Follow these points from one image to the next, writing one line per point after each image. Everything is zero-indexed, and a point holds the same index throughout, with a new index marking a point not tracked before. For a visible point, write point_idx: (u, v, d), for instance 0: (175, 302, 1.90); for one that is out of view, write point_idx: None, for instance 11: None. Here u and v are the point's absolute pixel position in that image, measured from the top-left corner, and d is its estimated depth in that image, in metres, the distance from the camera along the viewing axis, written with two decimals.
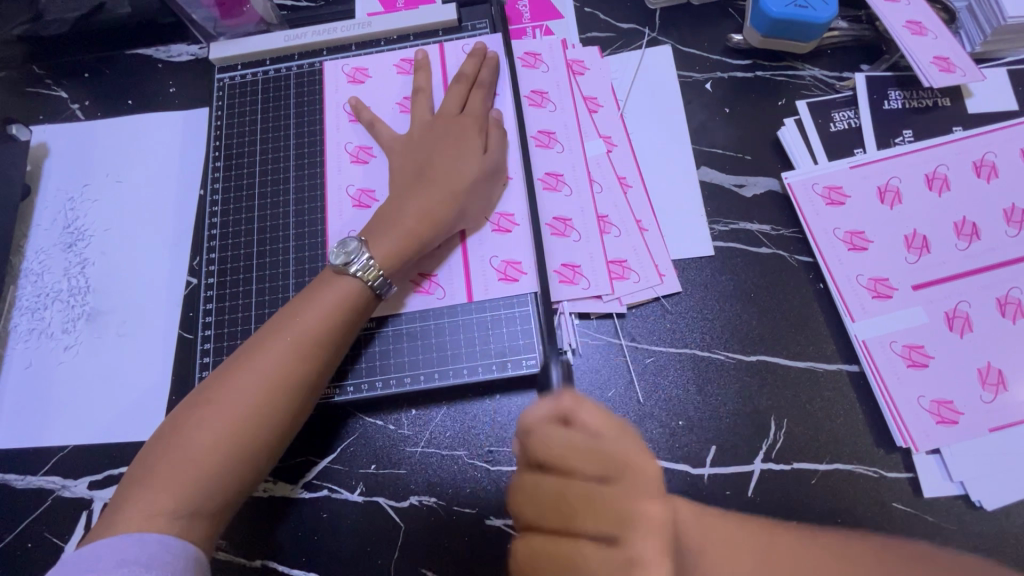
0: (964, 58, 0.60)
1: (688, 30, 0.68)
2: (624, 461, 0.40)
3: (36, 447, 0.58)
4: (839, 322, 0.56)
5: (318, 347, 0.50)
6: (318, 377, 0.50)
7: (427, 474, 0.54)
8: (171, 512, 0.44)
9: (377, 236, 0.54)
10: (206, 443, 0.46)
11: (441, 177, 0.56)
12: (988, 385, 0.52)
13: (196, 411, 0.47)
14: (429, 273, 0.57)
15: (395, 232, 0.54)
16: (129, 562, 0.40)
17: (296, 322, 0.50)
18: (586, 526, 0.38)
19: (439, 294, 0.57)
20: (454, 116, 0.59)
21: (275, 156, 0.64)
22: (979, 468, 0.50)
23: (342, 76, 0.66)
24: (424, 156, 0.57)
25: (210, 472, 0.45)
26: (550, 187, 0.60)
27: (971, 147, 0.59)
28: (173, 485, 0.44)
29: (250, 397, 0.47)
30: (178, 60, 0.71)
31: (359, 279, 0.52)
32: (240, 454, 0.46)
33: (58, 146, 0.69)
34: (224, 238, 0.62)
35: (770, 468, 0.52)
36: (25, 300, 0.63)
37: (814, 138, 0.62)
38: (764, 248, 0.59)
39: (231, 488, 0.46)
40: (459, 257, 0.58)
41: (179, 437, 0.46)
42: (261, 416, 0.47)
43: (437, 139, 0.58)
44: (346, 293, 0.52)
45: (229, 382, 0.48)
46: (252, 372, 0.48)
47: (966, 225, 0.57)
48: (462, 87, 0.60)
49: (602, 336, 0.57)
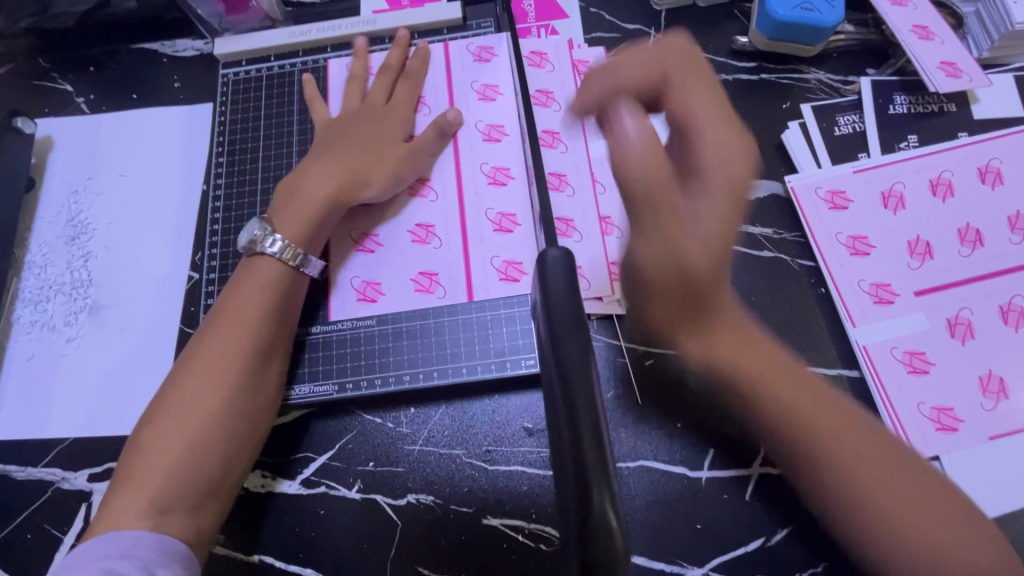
0: (970, 63, 0.60)
1: (694, 32, 0.68)
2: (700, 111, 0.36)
3: (37, 438, 0.58)
4: (840, 327, 0.56)
5: (251, 326, 0.51)
6: (266, 354, 0.51)
7: (424, 471, 0.54)
8: (139, 510, 0.44)
9: (285, 213, 0.56)
10: (164, 441, 0.46)
11: (351, 154, 0.58)
12: (988, 392, 0.52)
13: (155, 413, 0.48)
14: (429, 272, 0.58)
15: (297, 206, 0.56)
16: (105, 557, 0.41)
17: (228, 309, 0.52)
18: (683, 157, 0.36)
19: (440, 293, 0.58)
20: (379, 106, 0.62)
21: (278, 152, 0.65)
22: (980, 476, 0.50)
23: (344, 72, 0.66)
24: (339, 133, 0.60)
25: (178, 465, 0.46)
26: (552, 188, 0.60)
27: (975, 154, 0.59)
28: (139, 486, 0.45)
29: (198, 388, 0.48)
30: (183, 55, 0.71)
31: (276, 258, 0.54)
32: (197, 444, 0.47)
33: (62, 139, 0.70)
34: (226, 232, 0.62)
35: (769, 473, 0.52)
36: (29, 292, 0.64)
37: (818, 143, 0.62)
38: (765, 252, 0.58)
39: (197, 481, 0.46)
40: (460, 256, 0.59)
41: (142, 440, 0.47)
42: (212, 404, 0.48)
43: (355, 122, 0.60)
44: (270, 275, 0.53)
45: (179, 381, 0.49)
46: (200, 362, 0.49)
47: (970, 231, 0.57)
48: (388, 77, 0.63)
49: (604, 337, 0.57)
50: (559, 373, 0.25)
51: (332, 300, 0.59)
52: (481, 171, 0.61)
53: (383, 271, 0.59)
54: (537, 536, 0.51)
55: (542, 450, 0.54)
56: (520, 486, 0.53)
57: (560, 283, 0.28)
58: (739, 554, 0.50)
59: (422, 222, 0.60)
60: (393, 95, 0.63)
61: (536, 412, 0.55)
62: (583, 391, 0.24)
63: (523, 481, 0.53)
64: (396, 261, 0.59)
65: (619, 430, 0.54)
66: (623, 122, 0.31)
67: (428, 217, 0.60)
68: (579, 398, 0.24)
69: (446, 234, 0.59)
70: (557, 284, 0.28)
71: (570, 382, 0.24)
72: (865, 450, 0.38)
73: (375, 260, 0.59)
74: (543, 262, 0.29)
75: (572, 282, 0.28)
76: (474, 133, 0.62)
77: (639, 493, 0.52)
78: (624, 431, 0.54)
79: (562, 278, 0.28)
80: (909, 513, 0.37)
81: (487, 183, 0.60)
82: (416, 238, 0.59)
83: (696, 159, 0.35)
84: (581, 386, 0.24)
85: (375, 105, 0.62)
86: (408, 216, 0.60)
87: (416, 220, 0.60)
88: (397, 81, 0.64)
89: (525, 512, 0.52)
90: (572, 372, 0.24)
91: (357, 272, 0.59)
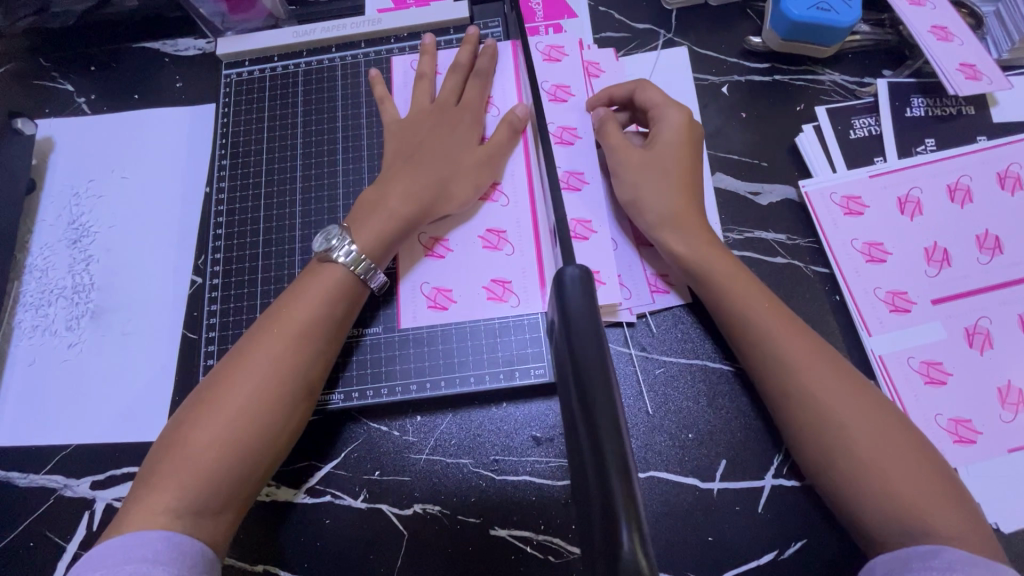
0: (990, 65, 0.58)
1: (706, 32, 0.66)
2: (670, 112, 0.56)
3: (39, 445, 0.57)
4: (856, 336, 0.54)
5: (306, 335, 0.49)
6: (315, 366, 0.50)
7: (431, 481, 0.53)
8: (172, 511, 0.43)
9: (363, 223, 0.53)
10: (205, 442, 0.45)
11: (429, 160, 0.56)
12: (1008, 404, 0.50)
13: (194, 410, 0.46)
14: (502, 281, 0.57)
15: (378, 216, 0.54)
16: (135, 560, 0.40)
17: (284, 312, 0.50)
18: (659, 129, 0.56)
19: (513, 302, 0.56)
20: (451, 107, 0.59)
21: (282, 155, 0.63)
22: (999, 489, 0.49)
23: (411, 72, 0.64)
24: (414, 141, 0.57)
25: (207, 471, 0.44)
26: (571, 187, 0.58)
27: (994, 158, 0.58)
28: (173, 484, 0.43)
29: (246, 391, 0.46)
30: (185, 54, 0.70)
31: (348, 270, 0.51)
32: (239, 452, 0.45)
33: (64, 140, 0.68)
34: (230, 237, 0.61)
35: (781, 484, 0.51)
36: (30, 296, 0.63)
37: (833, 146, 0.60)
38: (778, 258, 0.57)
39: (233, 488, 0.45)
40: (532, 263, 0.57)
41: (178, 436, 0.45)
42: (258, 412, 0.46)
43: (407, 131, 0.58)
44: (331, 283, 0.51)
45: (227, 379, 0.47)
46: (246, 367, 0.47)
47: (988, 238, 0.55)
48: (458, 77, 0.61)
49: (613, 345, 0.56)
50: (580, 395, 0.25)
51: (402, 308, 0.57)
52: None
53: (454, 277, 0.57)
54: (547, 548, 0.50)
55: (551, 460, 0.53)
56: (528, 496, 0.52)
57: (581, 314, 0.27)
58: (752, 567, 0.49)
59: (493, 227, 0.58)
60: (463, 95, 0.61)
61: (544, 421, 0.55)
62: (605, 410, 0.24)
63: (531, 492, 0.52)
64: (466, 267, 0.58)
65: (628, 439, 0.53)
66: (655, 137, 0.56)
67: (498, 221, 0.58)
68: (598, 411, 0.24)
69: (518, 239, 0.58)
70: (576, 306, 0.27)
71: (593, 414, 0.24)
72: (869, 435, 0.44)
73: (444, 267, 0.58)
74: (561, 281, 0.28)
75: (594, 308, 0.27)
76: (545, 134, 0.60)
77: (651, 505, 0.51)
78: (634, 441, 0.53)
79: (583, 308, 0.27)
80: (904, 483, 0.42)
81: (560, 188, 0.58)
82: (487, 244, 0.58)
83: (670, 138, 0.55)
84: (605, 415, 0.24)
85: (447, 106, 0.60)
86: (479, 220, 0.59)
87: (487, 224, 0.59)
88: (466, 81, 0.61)
89: (534, 522, 0.51)
90: (593, 398, 0.24)
91: (426, 278, 0.58)
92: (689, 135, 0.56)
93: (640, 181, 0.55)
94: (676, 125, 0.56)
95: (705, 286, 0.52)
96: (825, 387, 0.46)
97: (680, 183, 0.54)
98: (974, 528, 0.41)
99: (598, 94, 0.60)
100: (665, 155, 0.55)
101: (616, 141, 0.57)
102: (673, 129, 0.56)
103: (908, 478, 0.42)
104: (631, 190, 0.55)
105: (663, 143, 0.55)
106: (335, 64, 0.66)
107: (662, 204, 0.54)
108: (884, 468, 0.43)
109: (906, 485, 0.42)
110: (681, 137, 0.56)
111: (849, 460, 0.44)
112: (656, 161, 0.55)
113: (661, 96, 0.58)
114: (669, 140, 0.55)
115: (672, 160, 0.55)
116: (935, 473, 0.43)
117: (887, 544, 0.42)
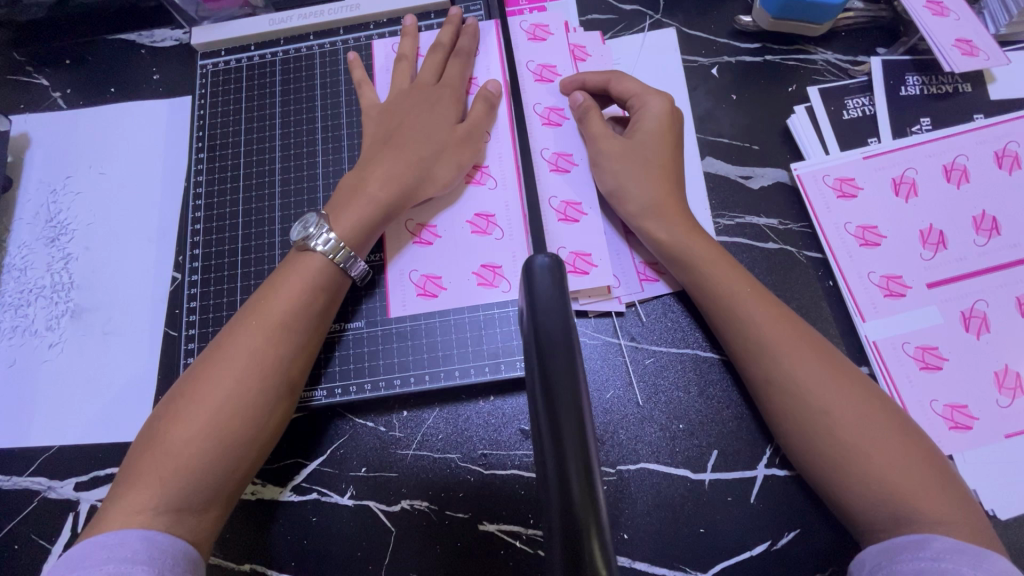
0: (988, 40, 0.56)
1: (695, 12, 0.64)
2: (652, 98, 0.55)
3: (21, 447, 0.56)
4: (849, 323, 0.53)
5: (287, 328, 0.48)
6: (297, 359, 0.48)
7: (419, 476, 0.52)
8: (153, 509, 0.42)
9: (342, 210, 0.52)
10: (186, 438, 0.44)
11: (409, 142, 0.55)
12: (1005, 388, 0.49)
13: (173, 405, 0.45)
14: (492, 265, 0.56)
15: (356, 204, 0.52)
16: (114, 560, 0.39)
17: (264, 305, 0.49)
18: (639, 114, 0.55)
19: (505, 287, 0.55)
20: (431, 90, 0.58)
21: (260, 148, 0.62)
22: (996, 474, 0.48)
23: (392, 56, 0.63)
24: (395, 126, 0.56)
25: (189, 467, 0.43)
26: (560, 169, 0.57)
27: (991, 137, 0.56)
28: (154, 482, 0.42)
29: (227, 385, 0.45)
30: (161, 45, 0.69)
31: (326, 258, 0.50)
32: (221, 449, 0.44)
33: (39, 136, 0.67)
34: (208, 231, 0.60)
35: (774, 473, 0.50)
36: (9, 296, 0.62)
37: (826, 127, 0.59)
38: (770, 244, 0.56)
39: (217, 485, 0.44)
40: (522, 246, 0.56)
41: (158, 433, 0.44)
42: (240, 407, 0.45)
43: (388, 117, 0.57)
44: (312, 273, 0.50)
45: (206, 374, 0.46)
46: (226, 362, 0.46)
47: (986, 219, 0.54)
48: (438, 58, 0.59)
49: (601, 335, 0.55)
50: (542, 380, 0.23)
51: (390, 295, 0.56)
52: (542, 158, 0.58)
53: (442, 264, 0.56)
54: (535, 542, 0.50)
55: None
56: (517, 489, 0.51)
57: (550, 296, 0.25)
58: (745, 558, 0.48)
59: (481, 211, 0.57)
60: (444, 74, 0.59)
61: None
62: (567, 391, 0.22)
63: (519, 486, 0.51)
64: (454, 254, 0.56)
65: (618, 432, 0.52)
66: (638, 121, 0.55)
67: (487, 205, 0.57)
68: (562, 404, 0.22)
69: (507, 223, 0.57)
70: (545, 294, 0.25)
71: (553, 399, 0.22)
72: (862, 421, 0.43)
73: (431, 253, 0.57)
74: (530, 269, 0.26)
75: (563, 295, 0.26)
76: (532, 115, 0.59)
77: (641, 496, 0.50)
78: (624, 433, 0.52)
79: (552, 291, 0.25)
80: (899, 469, 0.41)
81: (548, 170, 0.57)
82: (475, 229, 0.57)
83: (651, 124, 0.54)
84: (567, 399, 0.22)
85: (428, 87, 0.58)
86: (466, 205, 0.57)
87: (475, 208, 0.57)
88: (447, 61, 0.60)
89: (523, 516, 0.51)
90: (556, 382, 0.22)
91: (413, 265, 0.57)
92: (672, 119, 0.55)
93: (624, 166, 0.53)
94: (657, 109, 0.55)
95: (689, 275, 0.51)
96: (816, 372, 0.44)
97: (662, 167, 0.53)
98: (970, 514, 0.40)
99: (573, 78, 0.58)
100: (648, 140, 0.54)
101: (597, 127, 0.55)
102: (655, 114, 0.55)
103: (903, 464, 0.41)
104: (613, 181, 0.54)
105: (644, 128, 0.54)
106: (313, 52, 0.64)
107: (643, 195, 0.52)
108: (879, 454, 0.41)
109: (902, 473, 0.41)
110: (663, 122, 0.55)
111: (843, 447, 0.42)
112: (638, 146, 0.54)
113: (639, 85, 0.56)
114: (651, 125, 0.54)
115: (654, 149, 0.54)
116: (931, 460, 0.42)
117: (880, 534, 0.40)
